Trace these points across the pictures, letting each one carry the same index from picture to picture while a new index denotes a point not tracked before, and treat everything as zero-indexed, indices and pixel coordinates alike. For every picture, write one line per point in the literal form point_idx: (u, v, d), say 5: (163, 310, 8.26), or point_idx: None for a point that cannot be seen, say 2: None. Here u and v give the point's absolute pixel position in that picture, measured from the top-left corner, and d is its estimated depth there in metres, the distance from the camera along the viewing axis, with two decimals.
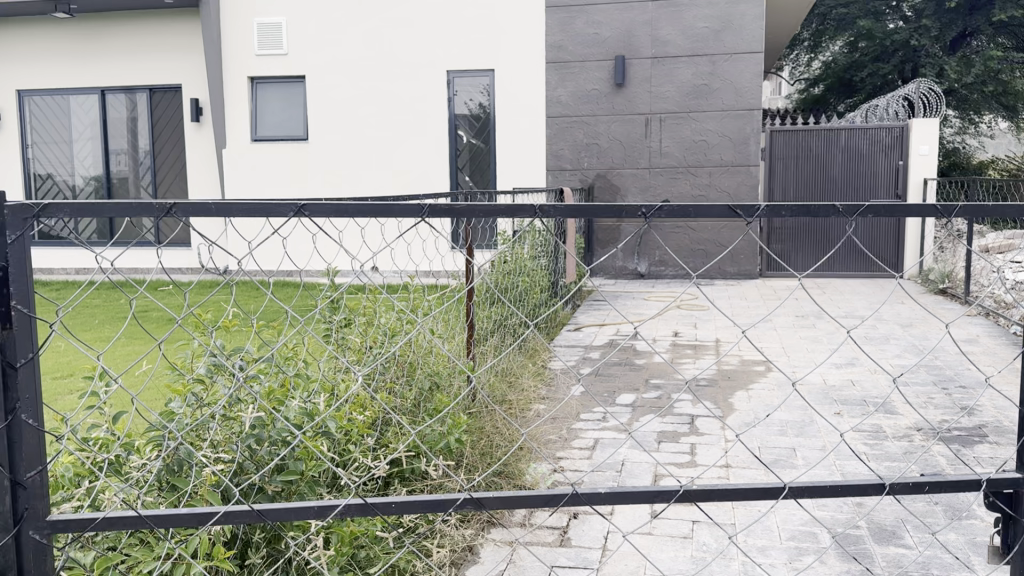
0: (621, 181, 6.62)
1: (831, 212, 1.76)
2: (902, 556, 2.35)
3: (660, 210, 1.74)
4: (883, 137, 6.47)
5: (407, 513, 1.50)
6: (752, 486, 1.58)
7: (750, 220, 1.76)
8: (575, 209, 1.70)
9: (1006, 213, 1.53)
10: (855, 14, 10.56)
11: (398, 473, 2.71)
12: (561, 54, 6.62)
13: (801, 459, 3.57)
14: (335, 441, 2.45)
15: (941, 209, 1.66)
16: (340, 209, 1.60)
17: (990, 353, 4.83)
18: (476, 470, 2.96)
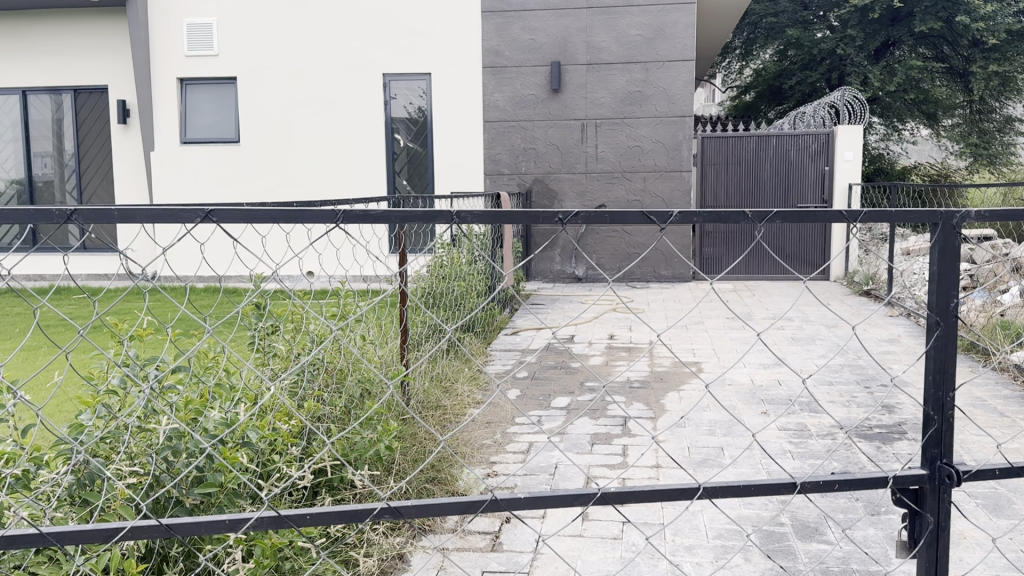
0: (558, 186, 6.68)
1: (741, 218, 1.79)
2: (824, 552, 2.42)
3: (577, 216, 1.74)
4: (810, 144, 6.65)
5: (321, 524, 1.49)
6: (669, 487, 1.60)
7: (663, 227, 1.78)
8: (491, 214, 1.68)
9: (909, 218, 1.58)
10: (785, 24, 10.83)
11: (326, 482, 2.66)
12: (498, 59, 6.65)
13: (729, 458, 3.64)
14: (258, 451, 2.39)
15: (847, 215, 1.71)
16: (248, 215, 1.56)
17: (910, 353, 5.00)
18: (407, 477, 2.94)
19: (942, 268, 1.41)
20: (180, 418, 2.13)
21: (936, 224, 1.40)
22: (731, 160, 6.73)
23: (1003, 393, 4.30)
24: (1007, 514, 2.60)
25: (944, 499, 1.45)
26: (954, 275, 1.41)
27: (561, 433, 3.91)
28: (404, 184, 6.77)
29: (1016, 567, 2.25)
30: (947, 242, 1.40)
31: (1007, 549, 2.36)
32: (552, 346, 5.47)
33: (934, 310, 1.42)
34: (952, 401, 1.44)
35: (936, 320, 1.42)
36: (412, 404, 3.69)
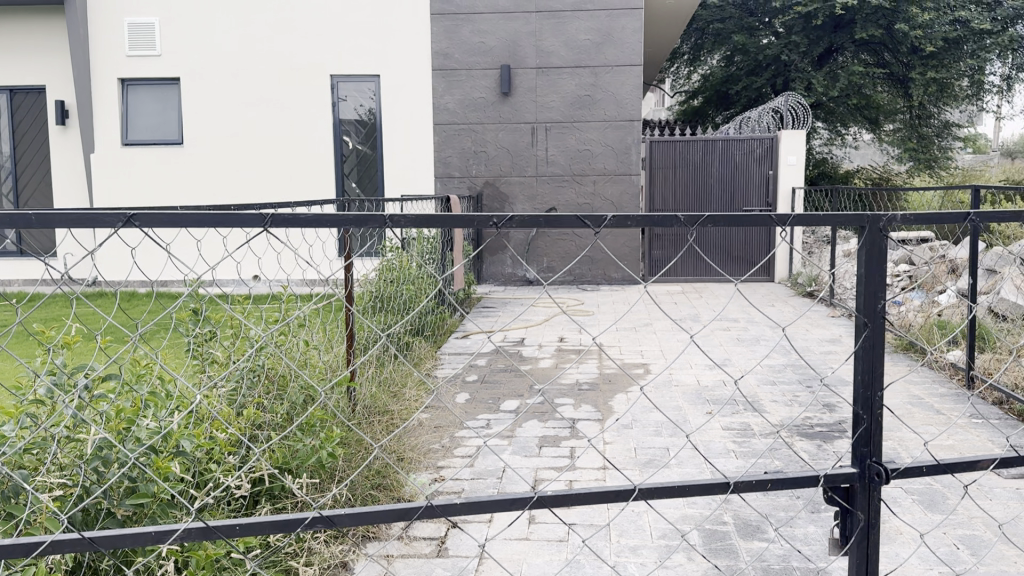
0: (509, 189, 6.66)
1: (673, 223, 1.79)
2: (764, 550, 2.45)
3: (512, 220, 1.71)
4: (755, 148, 6.76)
5: (253, 534, 1.45)
6: (605, 489, 1.60)
7: (598, 231, 1.76)
8: (425, 219, 1.64)
9: (836, 221, 1.60)
10: (731, 30, 10.98)
11: (266, 491, 2.59)
12: (447, 62, 6.60)
13: (674, 458, 3.67)
14: (194, 460, 2.31)
15: (776, 219, 1.72)
16: (172, 220, 1.49)
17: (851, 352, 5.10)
18: (351, 483, 2.88)
19: (870, 269, 1.43)
20: (110, 428, 2.04)
21: (863, 226, 1.42)
22: (679, 164, 6.80)
23: (939, 390, 4.42)
24: (942, 509, 2.66)
25: (874, 496, 1.48)
26: (882, 277, 1.44)
27: (509, 437, 3.90)
28: (353, 187, 6.70)
29: (945, 562, 2.31)
30: (874, 244, 1.42)
31: (938, 543, 2.42)
32: (502, 350, 5.45)
33: (863, 310, 1.44)
34: (881, 400, 1.46)
35: (865, 319, 1.44)
36: (357, 410, 3.63)
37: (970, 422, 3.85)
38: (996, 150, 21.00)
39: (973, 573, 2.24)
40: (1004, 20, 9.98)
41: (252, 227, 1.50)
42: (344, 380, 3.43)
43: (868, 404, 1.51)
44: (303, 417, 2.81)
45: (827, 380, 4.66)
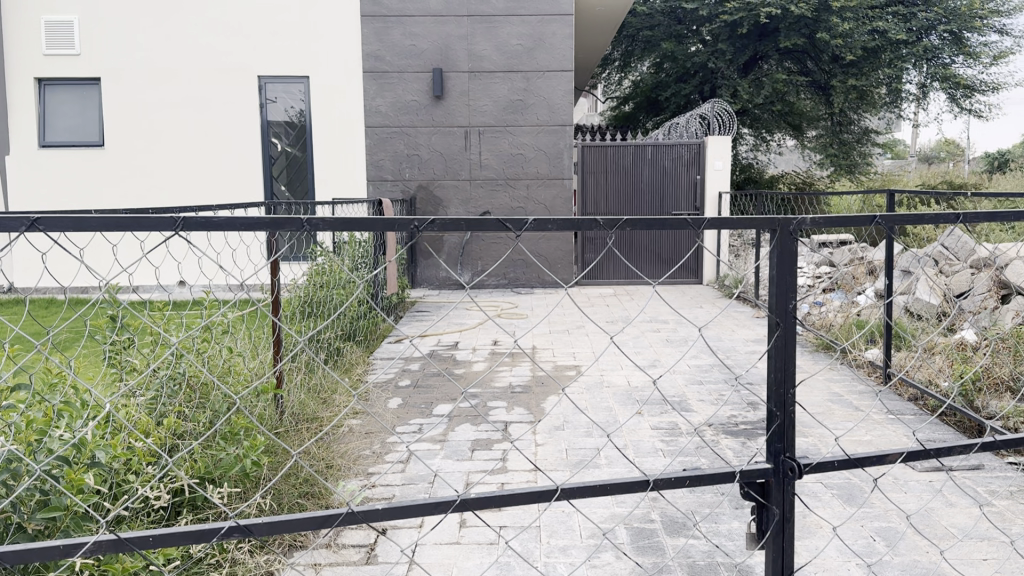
0: (442, 193, 6.65)
1: (592, 227, 1.79)
2: (690, 547, 2.50)
3: (432, 224, 1.65)
4: (683, 153, 6.89)
5: (165, 547, 1.42)
6: (528, 490, 1.62)
7: (519, 234, 1.72)
8: (343, 223, 1.55)
9: (750, 225, 1.63)
10: (660, 37, 11.19)
11: (188, 502, 2.51)
12: (379, 64, 6.54)
13: (604, 459, 3.73)
14: (111, 472, 2.22)
15: (691, 222, 1.74)
16: (78, 223, 1.43)
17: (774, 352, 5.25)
18: (277, 491, 2.82)
19: (782, 272, 1.47)
20: (18, 440, 1.94)
21: (774, 230, 1.46)
22: (610, 168, 6.89)
23: (857, 388, 4.57)
24: (858, 503, 2.76)
25: (788, 491, 1.53)
26: (791, 278, 1.48)
27: (441, 441, 3.89)
28: (282, 190, 6.62)
29: (859, 553, 2.39)
30: (784, 248, 1.47)
31: (855, 536, 2.50)
32: (435, 354, 5.43)
33: (774, 310, 1.48)
34: (794, 397, 1.52)
35: (777, 319, 1.47)
36: (284, 418, 3.55)
37: (886, 417, 3.99)
38: (913, 154, 21.83)
39: (885, 563, 2.32)
40: (919, 31, 10.32)
41: (162, 231, 1.43)
42: (270, 387, 3.35)
43: (782, 402, 1.56)
44: (226, 425, 2.73)
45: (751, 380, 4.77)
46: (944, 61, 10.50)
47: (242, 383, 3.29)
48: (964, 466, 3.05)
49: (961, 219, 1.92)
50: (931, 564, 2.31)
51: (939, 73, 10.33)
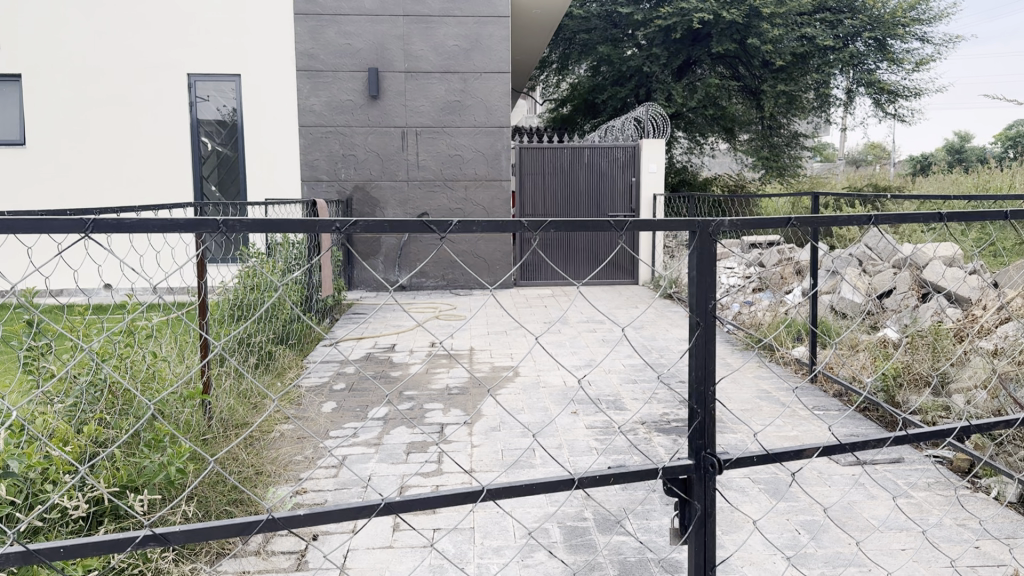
0: (379, 194, 6.59)
1: (517, 227, 1.79)
2: (622, 543, 2.54)
3: (354, 226, 1.60)
4: (619, 155, 6.98)
5: (77, 557, 1.36)
6: (456, 490, 1.61)
7: (443, 236, 1.69)
8: (262, 224, 1.49)
9: (672, 228, 1.64)
10: (596, 40, 11.27)
11: (110, 511, 2.42)
12: (312, 63, 6.45)
13: (539, 458, 3.75)
14: (25, 481, 2.13)
15: (614, 224, 1.74)
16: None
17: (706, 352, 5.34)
18: (203, 499, 2.73)
19: (703, 273, 1.49)
20: None
21: (695, 231, 1.48)
22: (547, 170, 6.93)
23: (784, 384, 4.69)
24: (785, 497, 2.84)
25: (708, 487, 1.55)
26: (711, 278, 1.50)
27: (375, 445, 3.85)
28: (213, 190, 6.44)
29: (784, 546, 2.45)
30: (704, 249, 1.48)
31: (780, 529, 2.56)
32: (371, 356, 5.38)
33: (695, 312, 1.48)
34: (714, 394, 1.54)
35: (698, 320, 1.47)
36: (212, 425, 3.45)
37: (812, 412, 4.11)
38: (841, 158, 22.55)
39: (808, 555, 2.39)
40: (846, 37, 10.65)
41: (71, 231, 1.36)
42: (198, 392, 3.25)
43: (703, 400, 1.57)
44: (151, 432, 2.64)
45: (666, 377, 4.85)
46: (869, 67, 10.89)
47: (167, 389, 3.18)
48: (885, 460, 3.16)
49: (871, 221, 1.99)
50: (851, 555, 2.38)
51: (865, 79, 10.72)
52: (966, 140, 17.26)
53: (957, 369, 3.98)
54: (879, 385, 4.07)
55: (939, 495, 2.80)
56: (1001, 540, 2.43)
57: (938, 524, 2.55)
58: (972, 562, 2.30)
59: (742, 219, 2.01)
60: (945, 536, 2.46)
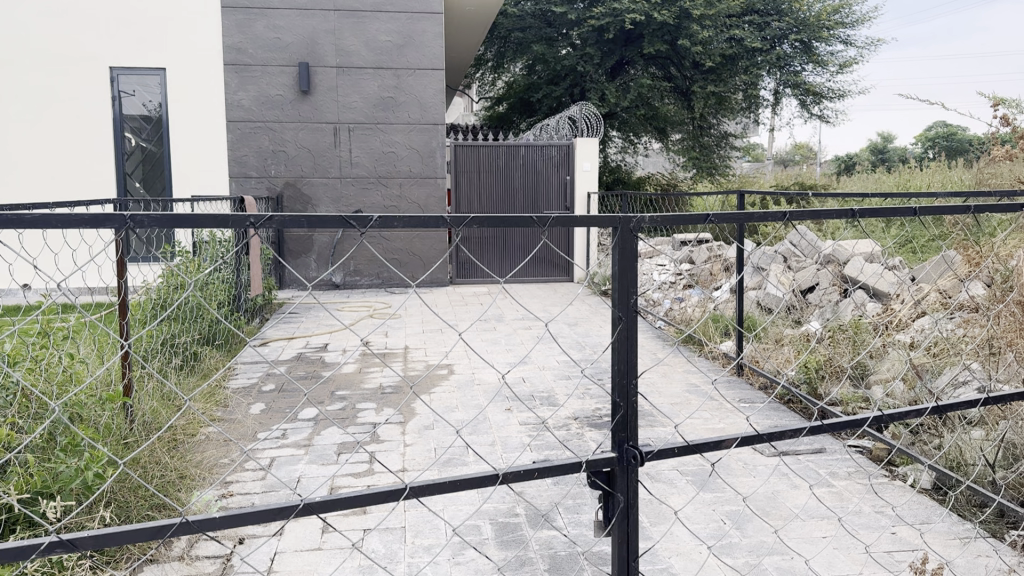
0: (311, 191, 6.48)
1: (440, 225, 1.64)
2: (553, 538, 2.55)
3: (271, 223, 1.51)
4: (553, 154, 7.01)
5: None
6: (376, 491, 1.55)
7: (363, 233, 1.57)
8: (170, 220, 1.40)
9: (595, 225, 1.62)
10: (530, 39, 11.13)
11: (22, 520, 2.30)
12: (240, 57, 6.30)
13: (472, 455, 3.73)
14: None
15: (538, 222, 1.70)
16: None
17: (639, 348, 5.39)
18: (123, 504, 2.52)
19: (624, 267, 1.46)
20: None
21: (617, 227, 1.45)
22: (483, 168, 6.91)
23: (713, 378, 4.78)
24: (711, 488, 2.89)
25: (632, 479, 1.52)
26: (633, 273, 1.48)
27: (305, 446, 3.78)
28: (136, 187, 6.23)
29: (710, 537, 2.49)
30: (625, 246, 1.45)
31: (707, 520, 2.61)
32: (302, 356, 5.26)
33: (617, 305, 1.44)
34: (636, 388, 1.53)
35: (620, 313, 1.42)
36: (134, 427, 3.30)
37: (739, 405, 4.19)
38: (770, 158, 23.07)
39: (734, 545, 2.43)
40: (773, 39, 10.92)
41: None
42: (119, 394, 3.11)
43: (625, 393, 1.55)
44: (66, 436, 2.51)
45: (584, 374, 4.84)
46: (795, 69, 11.17)
47: (84, 391, 3.03)
48: (808, 450, 3.23)
49: (787, 216, 2.01)
50: (774, 544, 2.44)
51: (791, 80, 11.02)
52: (888, 141, 17.84)
53: (876, 361, 4.10)
54: (802, 378, 4.17)
55: (858, 483, 2.88)
56: (915, 525, 2.51)
57: (857, 512, 2.63)
58: (888, 547, 2.37)
59: (665, 215, 2.02)
60: (862, 523, 2.54)
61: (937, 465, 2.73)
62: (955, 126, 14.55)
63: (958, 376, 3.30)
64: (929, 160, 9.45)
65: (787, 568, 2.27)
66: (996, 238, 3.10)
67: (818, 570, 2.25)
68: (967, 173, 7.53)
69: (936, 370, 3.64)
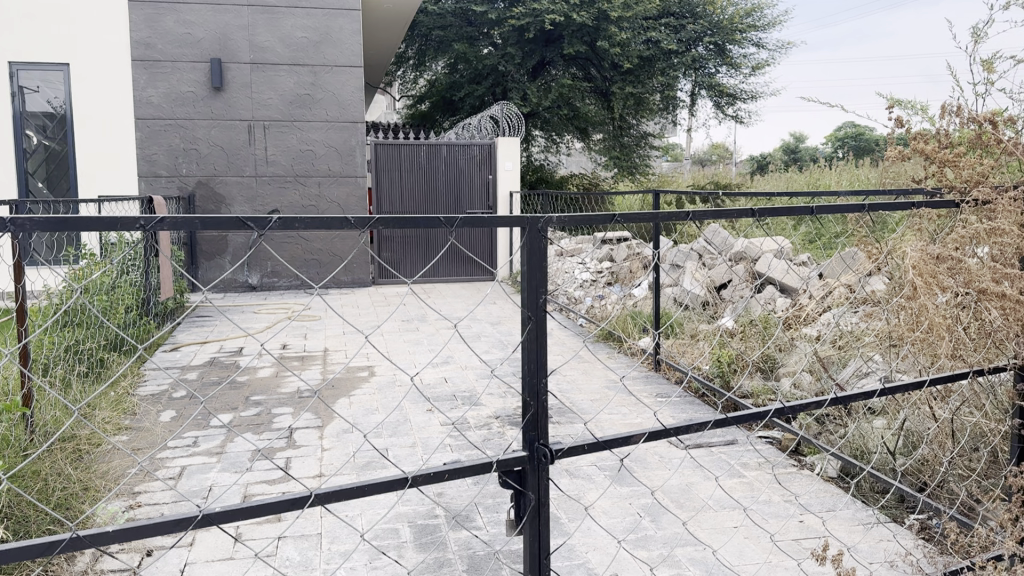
0: (225, 191, 6.31)
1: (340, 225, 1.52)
2: (471, 538, 2.54)
3: (161, 223, 1.38)
4: (474, 153, 6.98)
5: None
6: (278, 498, 1.40)
7: (262, 233, 1.42)
8: (53, 223, 1.28)
9: (503, 224, 1.58)
10: (451, 38, 11.10)
11: None
12: (149, 52, 6.09)
13: (392, 458, 3.67)
14: None
15: (445, 221, 1.64)
16: None
17: (561, 346, 5.41)
18: (20, 519, 2.37)
19: (531, 267, 1.39)
20: None
21: (524, 227, 1.37)
22: (403, 167, 6.83)
23: (633, 373, 4.84)
24: (627, 481, 2.94)
25: (543, 477, 1.46)
26: (542, 273, 1.40)
27: (217, 453, 3.66)
28: (39, 187, 5.94)
29: (625, 530, 2.52)
30: (534, 245, 1.38)
31: (623, 514, 2.64)
32: (217, 360, 5.08)
33: (527, 305, 1.37)
34: (547, 386, 1.47)
35: (529, 315, 1.36)
36: (35, 437, 3.12)
37: (656, 400, 4.25)
38: (689, 157, 23.58)
39: (648, 538, 2.47)
40: (688, 41, 11.15)
41: None
42: (17, 403, 2.93)
43: (535, 392, 1.50)
44: None
45: (504, 373, 4.83)
46: (710, 70, 11.44)
47: None
48: (721, 442, 3.30)
49: (693, 214, 2.02)
50: (688, 535, 2.48)
51: (706, 82, 11.31)
52: (800, 141, 18.47)
53: (785, 354, 4.22)
54: (715, 372, 4.27)
55: (768, 473, 2.97)
56: (822, 513, 2.58)
57: (766, 501, 2.70)
58: (796, 535, 2.45)
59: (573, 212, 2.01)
60: (770, 512, 2.61)
61: (843, 454, 2.80)
62: (862, 127, 15.17)
63: (861, 366, 3.42)
64: (838, 160, 9.78)
65: (699, 558, 2.32)
66: (892, 234, 3.22)
67: (729, 560, 2.31)
68: (871, 172, 7.83)
69: (840, 363, 3.76)
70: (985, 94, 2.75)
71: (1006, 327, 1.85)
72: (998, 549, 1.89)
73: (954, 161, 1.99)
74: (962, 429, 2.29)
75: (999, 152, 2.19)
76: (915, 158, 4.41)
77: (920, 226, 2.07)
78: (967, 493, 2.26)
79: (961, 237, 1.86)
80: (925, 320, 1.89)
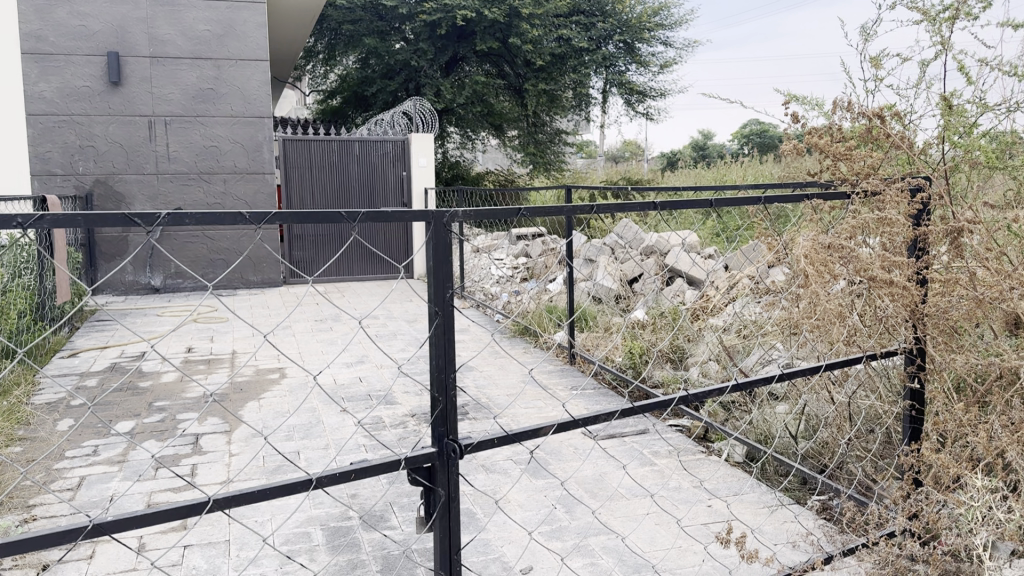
0: (126, 189, 6.05)
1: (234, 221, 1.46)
2: (385, 539, 2.50)
3: (41, 220, 1.30)
4: (387, 149, 6.90)
5: None
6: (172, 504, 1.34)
7: (151, 231, 1.36)
8: None
9: (407, 219, 1.55)
10: (362, 32, 10.93)
11: None
12: (40, 45, 5.78)
13: (303, 460, 3.58)
14: None
15: (345, 216, 1.59)
16: None
17: (476, 342, 5.39)
18: None
19: (437, 261, 1.36)
20: None
21: (429, 222, 1.34)
22: (314, 163, 6.68)
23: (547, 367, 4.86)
24: (542, 475, 2.95)
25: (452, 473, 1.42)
26: (447, 264, 1.37)
27: (119, 462, 3.50)
28: None
29: (539, 523, 2.53)
30: (439, 238, 1.35)
31: (538, 506, 2.65)
32: (118, 366, 4.87)
33: (432, 301, 1.33)
34: (455, 381, 1.43)
35: (435, 309, 1.32)
36: None
37: (571, 393, 4.28)
38: (600, 154, 23.86)
39: (562, 529, 2.48)
40: (598, 38, 11.32)
41: None
42: None
43: (443, 387, 1.46)
44: None
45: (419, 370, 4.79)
46: (620, 68, 11.65)
47: None
48: (632, 431, 3.35)
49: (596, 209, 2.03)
50: (599, 525, 2.51)
51: (616, 80, 11.48)
52: (707, 137, 18.97)
53: (692, 344, 4.31)
54: (627, 363, 4.33)
55: (677, 460, 3.02)
56: (728, 497, 2.65)
57: (675, 488, 2.76)
58: (703, 520, 2.50)
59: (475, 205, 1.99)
60: (679, 499, 2.66)
61: (747, 440, 2.88)
62: (765, 125, 15.67)
63: (764, 354, 3.53)
64: (742, 157, 10.10)
65: (611, 547, 2.34)
66: (791, 225, 3.33)
67: (638, 547, 2.34)
68: (772, 168, 8.11)
69: (744, 351, 3.87)
70: (872, 89, 2.86)
71: (897, 314, 1.94)
72: (891, 526, 1.96)
73: (848, 155, 2.07)
74: (857, 412, 2.38)
75: (886, 145, 2.28)
76: (811, 152, 4.58)
77: (814, 216, 2.14)
78: (863, 473, 2.35)
79: (852, 227, 1.92)
80: (819, 307, 1.93)
